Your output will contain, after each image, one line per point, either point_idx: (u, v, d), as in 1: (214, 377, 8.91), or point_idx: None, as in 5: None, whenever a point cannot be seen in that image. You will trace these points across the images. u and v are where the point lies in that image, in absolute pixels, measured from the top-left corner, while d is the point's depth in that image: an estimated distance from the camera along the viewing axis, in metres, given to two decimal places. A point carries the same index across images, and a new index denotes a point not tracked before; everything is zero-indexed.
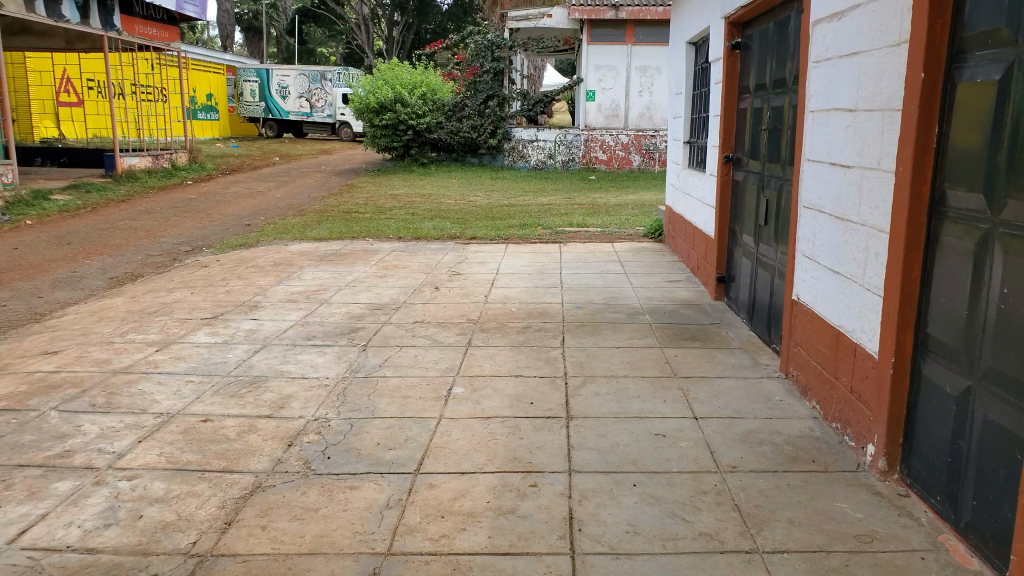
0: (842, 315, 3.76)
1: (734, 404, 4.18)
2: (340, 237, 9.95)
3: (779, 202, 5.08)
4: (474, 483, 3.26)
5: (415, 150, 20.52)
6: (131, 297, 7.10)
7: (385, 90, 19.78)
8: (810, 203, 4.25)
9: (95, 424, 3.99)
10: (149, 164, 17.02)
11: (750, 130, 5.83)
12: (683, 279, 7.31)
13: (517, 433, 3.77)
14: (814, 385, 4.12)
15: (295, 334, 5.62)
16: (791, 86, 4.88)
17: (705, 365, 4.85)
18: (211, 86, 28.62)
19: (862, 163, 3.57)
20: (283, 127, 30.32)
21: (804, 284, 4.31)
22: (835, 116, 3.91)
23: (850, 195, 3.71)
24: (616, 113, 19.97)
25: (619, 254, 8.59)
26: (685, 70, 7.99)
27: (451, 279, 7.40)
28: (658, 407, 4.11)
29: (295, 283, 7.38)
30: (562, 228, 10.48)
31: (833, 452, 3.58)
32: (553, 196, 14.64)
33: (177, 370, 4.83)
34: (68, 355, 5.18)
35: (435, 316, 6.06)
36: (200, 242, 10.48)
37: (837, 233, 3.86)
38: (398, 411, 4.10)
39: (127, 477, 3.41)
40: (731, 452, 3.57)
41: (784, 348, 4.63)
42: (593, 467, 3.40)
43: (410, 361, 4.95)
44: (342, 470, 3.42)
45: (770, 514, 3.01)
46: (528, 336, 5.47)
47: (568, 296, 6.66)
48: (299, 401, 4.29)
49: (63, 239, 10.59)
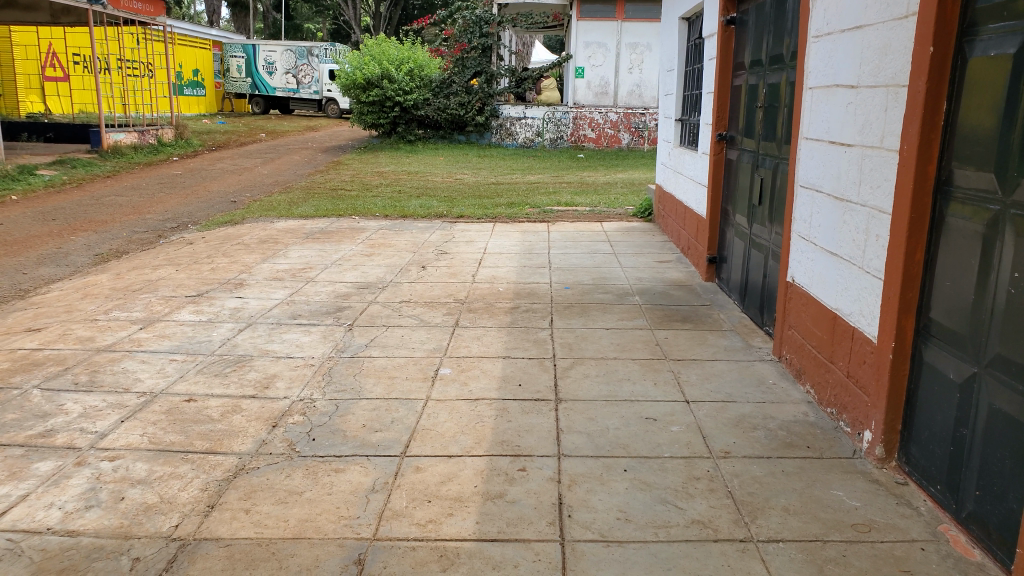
0: (839, 298, 3.71)
1: (726, 388, 4.14)
2: (326, 215, 9.80)
3: (774, 181, 5.01)
4: (462, 466, 3.20)
5: (402, 128, 20.18)
6: (115, 274, 6.95)
7: (372, 66, 19.38)
8: (808, 183, 4.18)
9: (77, 402, 3.87)
10: (135, 140, 16.72)
11: (745, 108, 5.73)
12: (673, 260, 7.25)
13: (505, 416, 3.71)
14: (808, 368, 4.08)
15: (280, 312, 5.52)
16: (789, 63, 4.78)
17: (696, 348, 4.80)
18: (199, 61, 28.14)
19: (863, 143, 3.50)
20: (271, 104, 29.85)
21: (799, 266, 4.25)
22: (836, 93, 3.83)
23: (850, 176, 3.64)
24: (606, 90, 19.97)
25: (608, 233, 8.52)
26: (677, 46, 7.83)
27: (438, 258, 7.29)
28: (648, 390, 4.06)
29: (281, 260, 7.25)
30: (550, 207, 10.38)
31: (829, 438, 3.56)
32: (541, 175, 14.50)
33: (161, 349, 4.72)
34: (52, 332, 5.05)
35: (422, 295, 5.98)
36: (186, 218, 10.30)
37: (836, 214, 3.79)
38: (385, 392, 4.03)
39: (109, 458, 3.30)
40: (723, 437, 3.53)
41: (777, 330, 4.59)
42: (584, 452, 3.35)
43: (397, 341, 4.87)
44: (327, 453, 3.35)
45: (764, 502, 2.99)
46: (517, 316, 5.39)
47: (558, 276, 6.57)
48: (284, 381, 4.21)
49: (48, 215, 10.38)
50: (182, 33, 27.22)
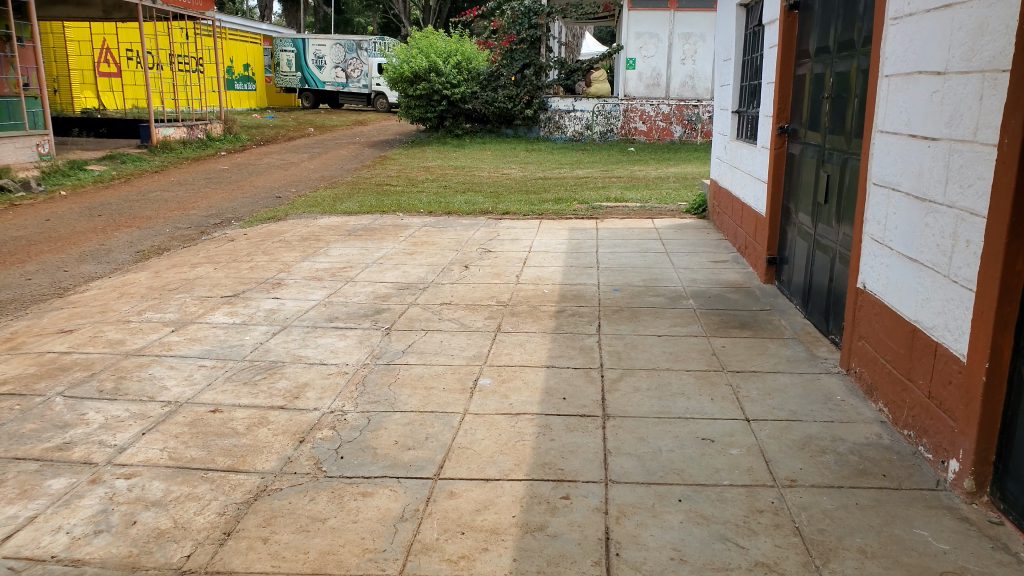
0: (920, 310, 3.31)
1: (790, 404, 3.78)
2: (370, 211, 9.65)
3: (842, 177, 4.60)
4: (499, 492, 2.94)
5: (450, 121, 20.04)
6: (154, 272, 6.90)
7: (419, 59, 19.30)
8: (883, 180, 3.77)
9: (100, 412, 3.74)
10: (184, 135, 16.94)
11: (810, 99, 5.31)
12: (728, 260, 6.84)
13: (548, 434, 3.43)
14: (881, 385, 3.69)
15: (317, 315, 5.34)
16: (860, 49, 4.37)
17: (756, 358, 4.43)
18: (250, 57, 28.57)
19: (951, 136, 3.11)
20: (320, 98, 30.08)
21: (872, 272, 3.85)
22: (919, 80, 3.42)
23: (934, 174, 3.24)
24: (658, 81, 19.35)
25: (660, 231, 8.14)
26: (734, 35, 7.40)
27: (482, 257, 7.04)
28: (704, 407, 3.73)
29: (321, 259, 7.09)
30: (598, 202, 10.03)
31: (908, 466, 3.17)
32: (589, 169, 14.12)
33: (191, 354, 4.58)
34: (83, 334, 4.98)
35: (464, 297, 5.73)
36: (229, 214, 10.29)
37: (916, 216, 3.39)
38: (420, 405, 3.78)
39: (126, 475, 3.14)
40: (789, 463, 3.18)
41: (845, 341, 4.19)
42: (633, 478, 3.04)
43: (436, 347, 4.63)
44: (355, 474, 3.13)
45: (838, 541, 2.64)
46: (562, 321, 5.10)
47: (605, 277, 6.25)
48: (315, 391, 4.00)
49: (94, 211, 10.50)
50: (234, 29, 27.58)
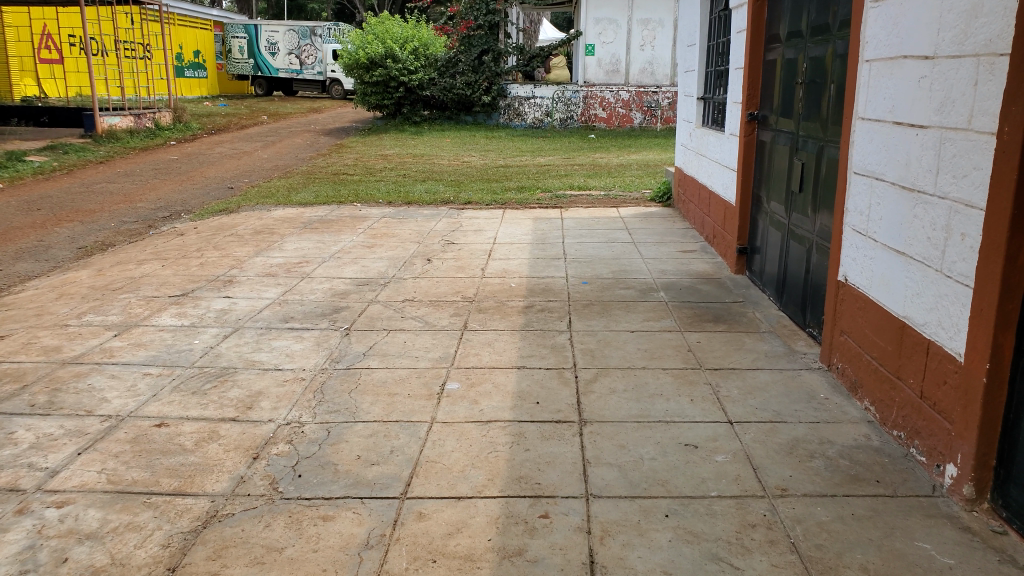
0: (910, 305, 3.17)
1: (773, 405, 3.63)
2: (327, 202, 9.27)
3: (818, 165, 4.45)
4: (473, 512, 2.72)
5: (408, 108, 19.56)
6: (97, 270, 6.48)
7: (376, 45, 18.80)
8: (865, 170, 3.62)
9: (31, 430, 3.41)
10: (132, 124, 16.24)
11: (782, 84, 5.16)
12: (697, 249, 6.70)
13: (522, 444, 3.21)
14: (867, 382, 3.55)
15: (271, 315, 5.02)
16: (836, 33, 4.21)
17: (733, 354, 4.27)
18: (200, 42, 27.66)
19: (942, 123, 2.96)
20: (274, 85, 29.23)
21: (855, 265, 3.70)
22: (903, 65, 3.26)
23: (924, 164, 3.09)
24: (617, 68, 19.20)
25: (626, 220, 7.98)
26: (700, 19, 7.22)
27: (445, 250, 6.78)
28: (685, 409, 3.55)
29: (275, 254, 6.74)
30: (562, 191, 9.82)
31: (901, 471, 3.04)
32: (551, 156, 13.91)
33: (135, 361, 4.23)
34: (15, 341, 4.59)
35: (427, 293, 5.47)
36: (179, 207, 9.81)
37: (904, 207, 3.25)
38: (383, 414, 3.53)
39: (57, 504, 2.84)
40: (778, 470, 3.02)
41: (826, 335, 4.05)
42: (616, 491, 2.85)
43: (399, 349, 4.37)
44: (314, 494, 2.88)
45: (836, 558, 2.48)
46: (531, 318, 4.88)
47: (574, 270, 6.05)
48: (270, 400, 3.71)
49: (33, 205, 9.91)
50: (183, 14, 26.64)
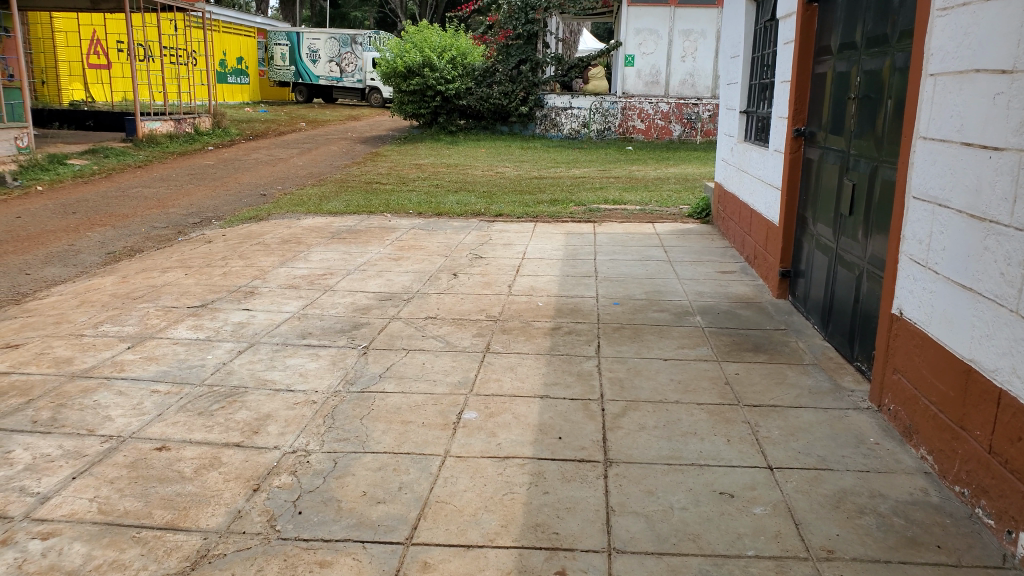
0: (977, 347, 2.85)
1: (817, 449, 3.31)
2: (357, 211, 9.15)
3: (871, 186, 4.13)
4: (482, 564, 2.47)
5: (444, 118, 19.51)
6: (121, 277, 6.41)
7: (413, 54, 18.73)
8: (926, 194, 3.31)
9: (28, 450, 3.25)
10: (172, 128, 16.40)
11: (832, 99, 4.83)
12: (737, 270, 6.38)
13: (542, 485, 2.96)
14: (923, 428, 3.22)
15: (288, 330, 4.84)
16: (895, 45, 3.90)
17: (774, 389, 3.95)
18: (243, 49, 28.09)
19: (1022, 146, 2.64)
20: (314, 92, 29.55)
21: (912, 298, 3.37)
22: (975, 80, 2.94)
23: (998, 191, 2.77)
24: (657, 79, 18.92)
25: (662, 236, 7.68)
26: (743, 30, 6.90)
27: (472, 264, 6.57)
28: (720, 451, 3.26)
29: (299, 265, 6.60)
30: (596, 204, 9.54)
31: (965, 535, 2.71)
32: (587, 168, 13.65)
33: (144, 376, 4.08)
34: (28, 351, 4.48)
35: (451, 310, 5.26)
36: (209, 213, 9.77)
37: (971, 238, 2.93)
38: (394, 445, 3.30)
39: (42, 535, 2.66)
40: (824, 527, 2.72)
41: (876, 372, 3.72)
42: (642, 546, 2.58)
43: (416, 371, 4.15)
44: (314, 535, 2.66)
45: None
46: (557, 341, 4.62)
47: (605, 289, 5.77)
48: (278, 424, 3.52)
49: (68, 208, 9.97)
50: (227, 22, 27.10)
